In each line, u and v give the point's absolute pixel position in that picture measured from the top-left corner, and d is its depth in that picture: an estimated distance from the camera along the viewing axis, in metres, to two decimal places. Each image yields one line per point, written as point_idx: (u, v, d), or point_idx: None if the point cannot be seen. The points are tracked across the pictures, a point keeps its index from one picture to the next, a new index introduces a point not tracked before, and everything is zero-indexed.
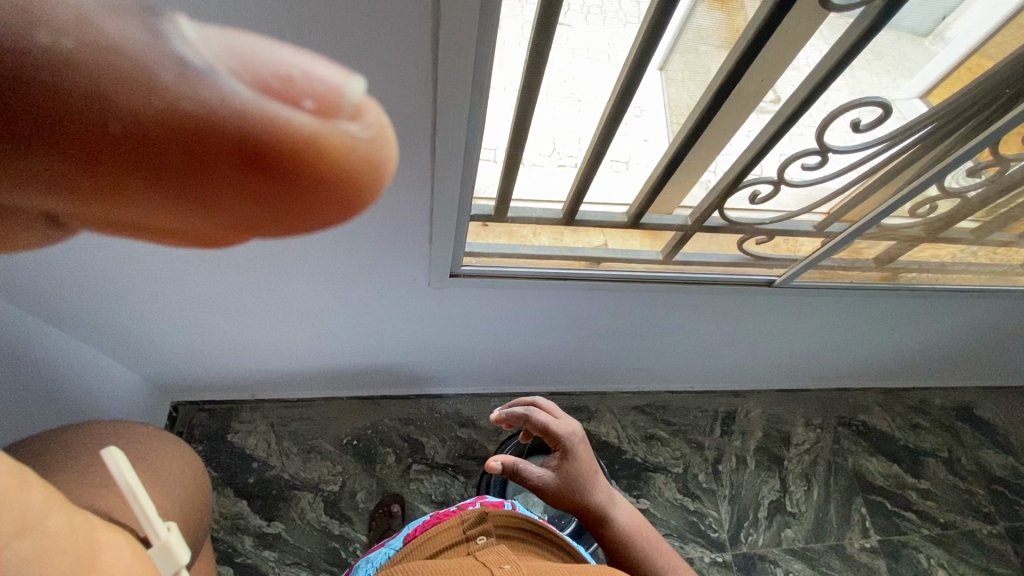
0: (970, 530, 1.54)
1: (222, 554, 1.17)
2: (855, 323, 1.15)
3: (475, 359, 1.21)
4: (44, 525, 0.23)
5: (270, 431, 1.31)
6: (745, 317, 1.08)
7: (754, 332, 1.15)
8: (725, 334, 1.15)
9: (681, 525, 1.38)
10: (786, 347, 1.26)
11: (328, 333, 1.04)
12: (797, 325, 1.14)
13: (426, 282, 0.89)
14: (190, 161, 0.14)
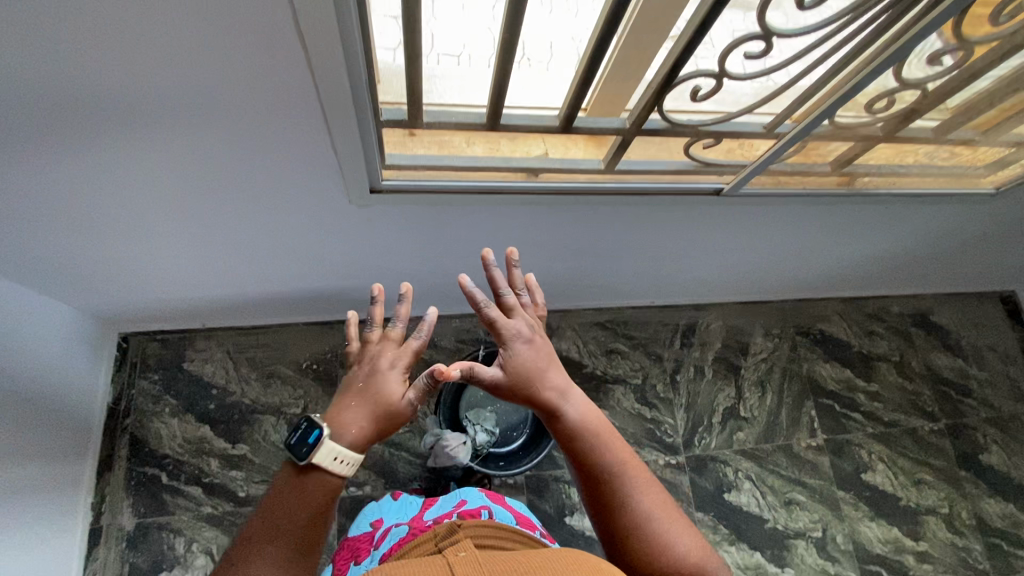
0: (912, 427, 1.64)
1: (190, 475, 1.21)
2: (813, 232, 1.12)
3: (426, 280, 1.18)
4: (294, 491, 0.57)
5: (227, 359, 1.30)
6: (699, 229, 1.04)
7: (710, 245, 1.12)
8: (679, 248, 1.13)
9: (638, 432, 1.45)
10: (743, 258, 1.24)
11: (264, 257, 1.00)
12: (753, 237, 1.11)
13: (346, 201, 0.85)
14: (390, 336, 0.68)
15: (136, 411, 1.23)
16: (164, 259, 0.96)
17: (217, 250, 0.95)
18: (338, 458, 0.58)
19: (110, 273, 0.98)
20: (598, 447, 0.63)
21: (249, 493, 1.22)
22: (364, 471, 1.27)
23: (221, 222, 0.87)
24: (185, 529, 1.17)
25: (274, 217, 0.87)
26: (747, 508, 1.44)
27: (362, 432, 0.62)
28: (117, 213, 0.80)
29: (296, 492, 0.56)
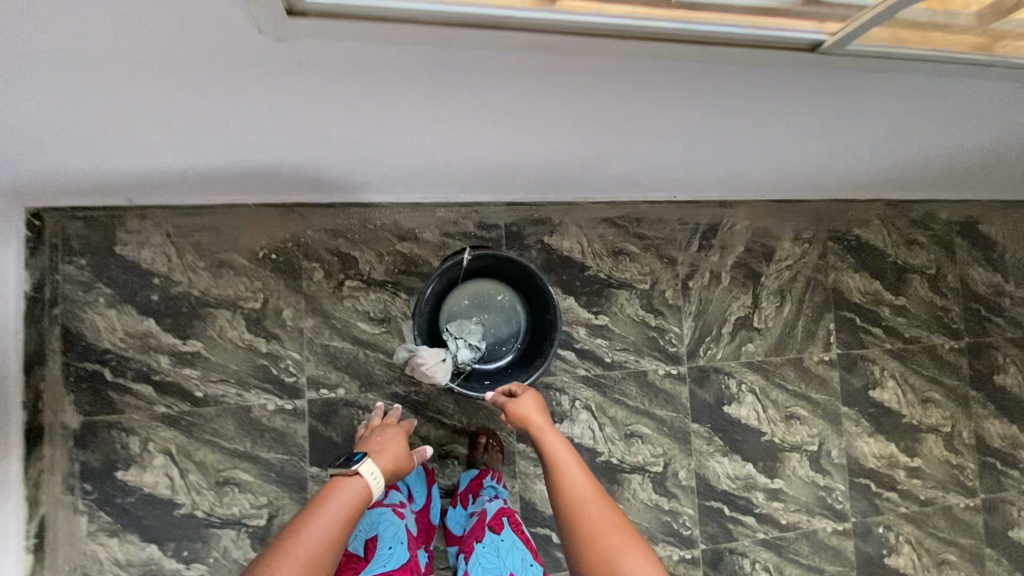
0: (931, 344, 1.53)
1: (137, 373, 1.07)
2: (898, 112, 0.88)
3: (402, 157, 0.94)
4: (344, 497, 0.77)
5: (167, 243, 1.09)
6: (758, 102, 0.79)
7: (765, 124, 0.87)
8: (726, 128, 0.88)
9: (640, 340, 1.31)
10: (800, 147, 0.99)
11: (180, 118, 0.75)
12: (821, 116, 0.86)
13: (259, 29, 0.58)
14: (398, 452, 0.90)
15: (64, 301, 1.06)
16: (43, 116, 0.71)
17: (111, 105, 0.70)
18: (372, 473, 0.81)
19: None
20: (569, 489, 0.79)
21: (207, 393, 1.10)
22: (334, 374, 1.15)
23: (98, 62, 0.60)
24: (138, 428, 1.07)
25: (176, 56, 0.61)
26: (746, 421, 1.36)
27: (390, 457, 0.87)
28: None
29: (330, 503, 0.74)
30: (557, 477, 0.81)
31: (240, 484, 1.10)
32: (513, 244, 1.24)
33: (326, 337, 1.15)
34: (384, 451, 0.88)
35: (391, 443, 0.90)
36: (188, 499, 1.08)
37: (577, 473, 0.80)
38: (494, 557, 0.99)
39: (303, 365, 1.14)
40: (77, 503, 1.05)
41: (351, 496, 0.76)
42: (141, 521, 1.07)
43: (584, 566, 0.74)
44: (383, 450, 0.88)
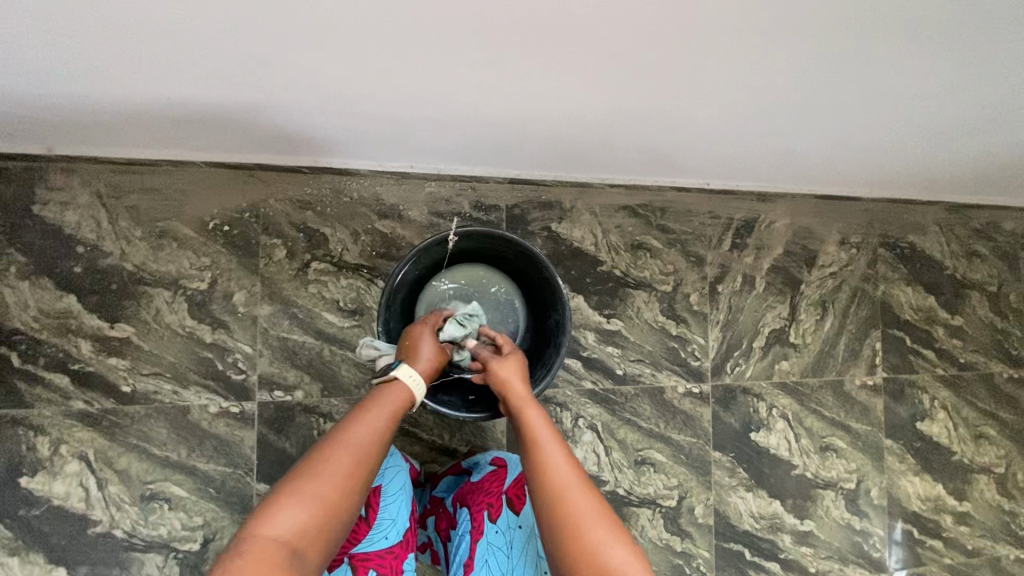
0: (989, 372, 1.33)
1: (52, 360, 0.89)
2: (1005, 61, 0.70)
3: (380, 107, 0.75)
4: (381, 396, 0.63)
5: (97, 205, 0.91)
6: (837, 29, 0.61)
7: (836, 68, 0.69)
8: (788, 71, 0.69)
9: (658, 351, 1.12)
10: (869, 109, 0.81)
11: (77, 27, 0.56)
12: (910, 59, 0.69)
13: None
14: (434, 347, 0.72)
15: None
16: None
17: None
18: (411, 376, 0.66)
19: None
20: (547, 476, 0.59)
21: (136, 389, 0.91)
22: (293, 372, 0.96)
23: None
24: (50, 427, 0.88)
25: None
26: (775, 451, 1.17)
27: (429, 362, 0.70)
28: None
29: (379, 403, 0.62)
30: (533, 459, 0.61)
31: (171, 500, 0.91)
32: (515, 229, 1.05)
33: (284, 328, 0.96)
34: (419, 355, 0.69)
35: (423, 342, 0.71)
36: (106, 516, 0.89)
37: (557, 456, 0.61)
38: (505, 550, 0.85)
39: (256, 360, 0.95)
40: None
41: (399, 400, 0.63)
42: (46, 540, 0.88)
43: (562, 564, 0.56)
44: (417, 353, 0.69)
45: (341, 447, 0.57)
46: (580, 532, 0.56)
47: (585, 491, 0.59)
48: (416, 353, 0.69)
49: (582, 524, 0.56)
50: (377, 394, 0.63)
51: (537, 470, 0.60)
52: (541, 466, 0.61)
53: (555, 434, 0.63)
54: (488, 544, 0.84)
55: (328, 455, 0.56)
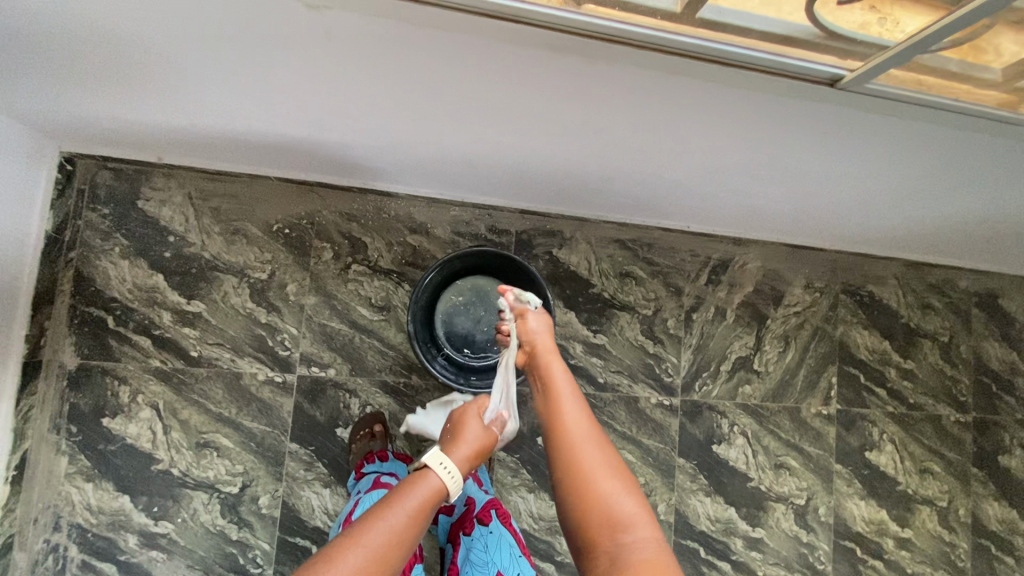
0: (936, 414, 1.47)
1: (140, 325, 1.10)
2: (913, 172, 0.88)
3: (419, 147, 0.94)
4: (397, 492, 0.68)
5: (188, 205, 1.13)
6: (768, 142, 0.81)
7: (781, 162, 0.88)
8: (740, 161, 0.88)
9: (635, 365, 1.30)
10: (814, 189, 0.99)
11: (212, 91, 0.80)
12: (835, 163, 0.87)
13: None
14: (481, 429, 0.79)
15: (82, 246, 1.10)
16: (73, 55, 0.73)
17: (139, 54, 0.71)
18: (444, 464, 0.71)
19: (41, 81, 0.81)
20: (566, 422, 0.71)
21: (202, 354, 1.12)
22: (328, 353, 1.16)
23: (130, 11, 0.62)
24: (131, 378, 1.09)
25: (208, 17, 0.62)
26: (733, 463, 1.33)
27: (475, 441, 0.77)
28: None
29: (398, 499, 0.66)
30: (553, 404, 0.73)
31: (220, 449, 1.11)
32: (521, 252, 1.25)
33: (325, 316, 1.16)
34: (465, 438, 0.77)
35: (471, 423, 0.80)
36: (167, 456, 1.09)
37: (578, 411, 0.72)
38: (482, 551, 0.96)
39: (299, 341, 1.15)
40: (60, 443, 1.06)
41: (422, 500, 0.67)
42: (117, 471, 1.07)
43: (558, 416, 0.71)
44: (463, 434, 0.78)
45: (356, 539, 0.60)
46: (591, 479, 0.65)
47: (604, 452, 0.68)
48: (461, 433, 0.78)
49: (559, 385, 0.74)
50: (396, 492, 0.67)
51: (553, 415, 0.72)
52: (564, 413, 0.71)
53: (575, 393, 0.74)
54: (472, 550, 0.96)
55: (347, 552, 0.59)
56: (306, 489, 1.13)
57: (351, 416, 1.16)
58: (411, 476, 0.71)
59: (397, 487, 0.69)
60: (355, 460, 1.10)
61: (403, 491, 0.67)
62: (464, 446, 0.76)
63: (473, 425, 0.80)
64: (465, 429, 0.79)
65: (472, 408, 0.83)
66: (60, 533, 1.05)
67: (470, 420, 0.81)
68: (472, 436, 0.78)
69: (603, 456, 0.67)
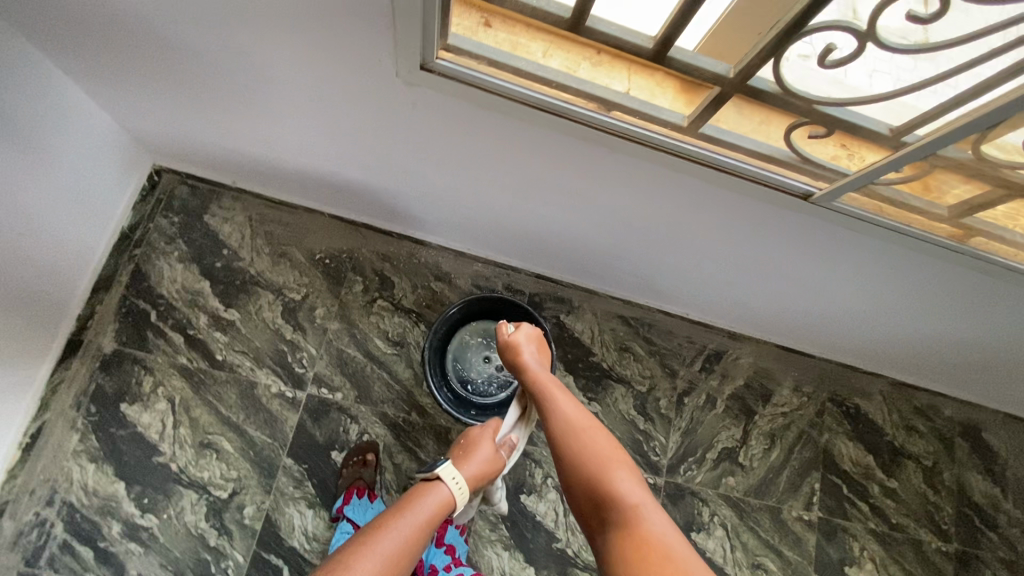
0: (919, 539, 1.46)
1: (177, 323, 1.21)
2: (888, 291, 0.99)
3: (457, 204, 1.08)
4: (402, 504, 0.74)
5: (247, 225, 1.27)
6: (758, 245, 0.94)
7: (770, 263, 1.00)
8: (734, 258, 1.01)
9: (624, 438, 1.35)
10: (800, 294, 1.10)
11: (298, 131, 0.96)
12: (817, 273, 0.99)
13: (391, 71, 0.73)
14: (483, 451, 0.87)
15: (147, 245, 1.23)
16: (198, 88, 0.91)
17: (249, 93, 0.88)
18: (455, 479, 0.80)
19: (165, 106, 0.99)
20: (573, 425, 0.80)
21: (226, 358, 1.21)
22: (339, 377, 1.24)
23: (257, 63, 0.79)
24: (157, 370, 1.18)
25: (314, 76, 0.79)
26: (711, 555, 1.33)
27: (480, 463, 0.85)
28: (176, 42, 0.80)
29: (405, 509, 0.72)
30: (555, 415, 0.82)
31: (220, 452, 1.16)
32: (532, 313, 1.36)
33: (343, 342, 1.26)
34: (468, 460, 0.85)
35: (473, 444, 0.88)
36: (169, 450, 1.14)
37: (581, 413, 0.81)
38: None
39: (316, 361, 1.24)
40: (76, 420, 1.13)
41: (430, 509, 0.75)
42: (121, 457, 1.13)
43: (558, 421, 0.81)
44: (466, 456, 0.85)
45: (373, 545, 0.65)
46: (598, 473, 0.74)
47: (608, 446, 0.77)
48: (469, 452, 0.86)
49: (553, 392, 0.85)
50: (403, 503, 0.74)
51: (557, 420, 0.82)
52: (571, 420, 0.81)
53: (569, 394, 0.85)
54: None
55: (367, 554, 0.64)
56: (291, 507, 1.16)
57: (348, 441, 1.21)
58: (413, 492, 0.77)
59: (402, 501, 0.75)
60: (343, 488, 1.14)
61: (409, 505, 0.74)
62: (469, 467, 0.84)
63: (474, 446, 0.87)
64: (472, 449, 0.86)
65: (481, 432, 0.91)
66: (51, 508, 1.09)
67: (478, 442, 0.88)
68: (477, 456, 0.86)
69: (609, 451, 0.77)
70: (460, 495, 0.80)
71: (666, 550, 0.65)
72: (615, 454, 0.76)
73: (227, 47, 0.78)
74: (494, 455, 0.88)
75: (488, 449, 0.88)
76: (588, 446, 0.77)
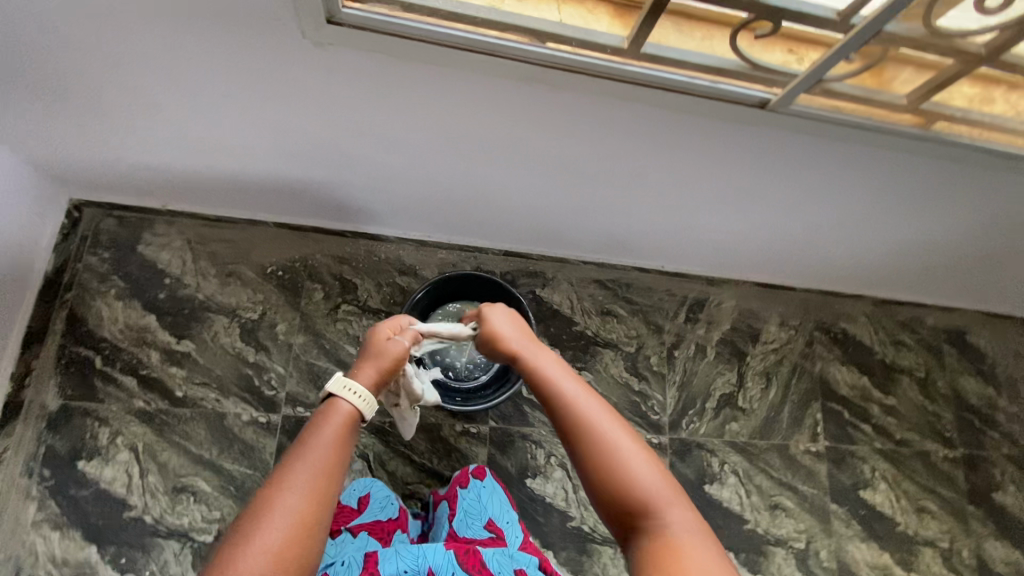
0: (925, 450, 1.47)
1: (127, 364, 1.11)
2: (856, 202, 0.97)
3: (405, 185, 1.02)
4: (304, 438, 0.61)
5: (186, 249, 1.18)
6: (723, 172, 0.90)
7: (738, 193, 0.96)
8: (700, 193, 0.97)
9: (622, 403, 1.31)
10: (773, 221, 1.06)
11: (217, 129, 0.88)
12: (786, 194, 0.95)
13: (298, 32, 0.66)
14: (383, 356, 0.73)
15: (79, 287, 1.13)
16: (98, 97, 0.82)
17: (154, 90, 0.80)
18: (353, 390, 0.66)
19: (68, 128, 0.90)
20: (578, 416, 0.64)
21: (187, 394, 1.12)
22: (314, 393, 1.16)
23: (154, 52, 0.72)
24: (112, 419, 1.08)
25: (221, 57, 0.72)
26: (727, 504, 1.31)
27: (380, 362, 0.72)
28: (57, 44, 0.71)
29: (308, 442, 0.60)
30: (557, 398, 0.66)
31: (197, 494, 1.07)
32: None
33: (313, 355, 1.18)
34: (367, 367, 0.71)
35: (374, 353, 0.73)
36: (140, 502, 1.05)
37: (587, 399, 0.66)
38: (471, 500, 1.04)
39: (286, 380, 1.16)
40: (30, 488, 1.03)
41: (334, 427, 0.62)
42: (88, 519, 1.03)
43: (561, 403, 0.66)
44: (366, 365, 0.71)
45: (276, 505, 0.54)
46: (622, 472, 0.61)
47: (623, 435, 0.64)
48: (372, 351, 0.73)
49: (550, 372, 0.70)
50: (305, 433, 0.61)
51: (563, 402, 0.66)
52: (574, 405, 0.65)
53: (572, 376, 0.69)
54: (465, 500, 1.05)
55: (266, 514, 0.54)
56: None
57: None
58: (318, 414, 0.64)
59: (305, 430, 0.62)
60: None
61: (312, 437, 0.61)
62: (367, 366, 0.71)
63: (376, 353, 0.73)
64: (371, 348, 0.74)
65: (387, 326, 0.78)
66: None
67: (380, 338, 0.75)
68: (376, 354, 0.73)
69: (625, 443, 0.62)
70: (365, 403, 0.66)
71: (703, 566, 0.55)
72: (634, 444, 0.63)
73: (115, 38, 0.70)
74: (397, 352, 0.74)
75: (393, 360, 0.73)
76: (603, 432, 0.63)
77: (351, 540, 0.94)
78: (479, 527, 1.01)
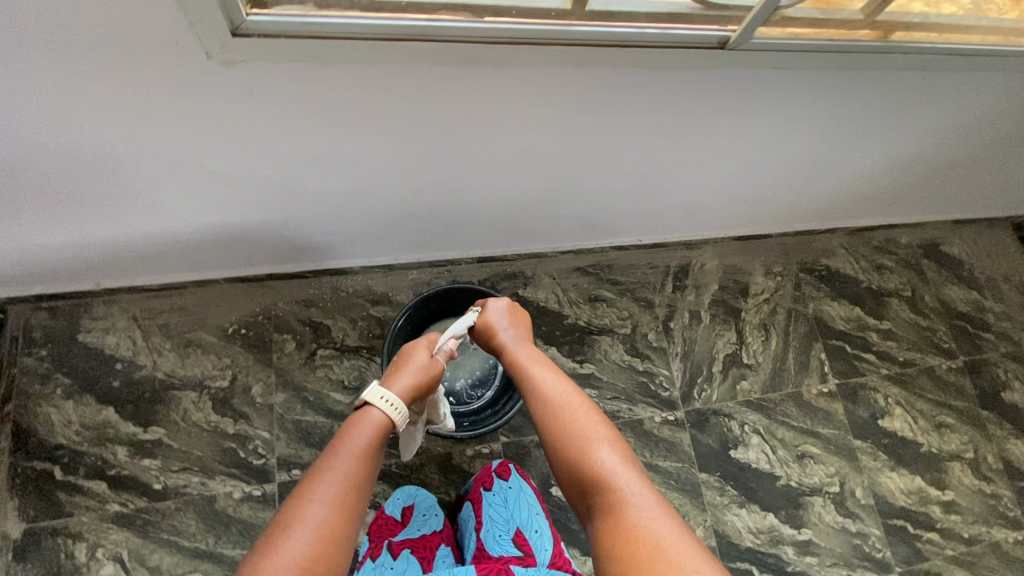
0: (929, 366, 1.47)
1: (92, 468, 0.99)
2: (820, 132, 0.95)
3: (359, 208, 0.95)
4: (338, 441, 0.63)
5: (134, 326, 1.07)
6: (686, 126, 0.86)
7: (704, 147, 0.93)
8: (665, 154, 0.93)
9: (630, 387, 1.26)
10: (742, 170, 1.03)
11: (136, 185, 0.79)
12: (752, 138, 0.92)
13: (201, 54, 0.59)
14: (412, 364, 0.78)
15: (19, 396, 1.01)
16: None
17: (53, 155, 0.70)
18: (385, 397, 0.69)
19: None
20: (547, 397, 0.73)
21: (167, 485, 1.01)
22: (308, 451, 1.07)
23: (42, 111, 0.63)
24: (88, 532, 0.96)
25: (122, 103, 0.63)
26: (756, 465, 1.27)
27: (413, 371, 0.76)
28: None
29: (343, 445, 0.62)
30: (533, 383, 0.76)
31: None
32: None
33: (298, 411, 1.09)
34: (397, 373, 0.76)
35: (404, 363, 0.78)
36: None
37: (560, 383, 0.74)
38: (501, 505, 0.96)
39: (274, 445, 1.06)
40: None
41: (370, 435, 0.65)
42: None
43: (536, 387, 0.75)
44: (395, 373, 0.76)
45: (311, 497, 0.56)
46: (582, 447, 0.66)
47: (588, 418, 0.69)
48: (401, 361, 0.78)
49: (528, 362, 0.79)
50: (339, 436, 0.64)
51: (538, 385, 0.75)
52: (547, 391, 0.74)
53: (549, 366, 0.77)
54: (490, 504, 0.97)
55: (303, 510, 0.55)
56: None
57: None
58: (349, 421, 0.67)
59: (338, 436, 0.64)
60: None
61: (349, 441, 0.63)
62: (402, 374, 0.75)
63: (406, 362, 0.78)
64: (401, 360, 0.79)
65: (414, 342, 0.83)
66: None
67: (409, 350, 0.81)
68: (406, 364, 0.77)
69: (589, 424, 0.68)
70: (399, 408, 0.69)
71: (653, 539, 0.55)
72: (597, 426, 0.68)
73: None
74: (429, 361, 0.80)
75: (427, 367, 0.79)
76: (568, 411, 0.70)
77: (390, 563, 0.89)
78: (507, 540, 0.91)
